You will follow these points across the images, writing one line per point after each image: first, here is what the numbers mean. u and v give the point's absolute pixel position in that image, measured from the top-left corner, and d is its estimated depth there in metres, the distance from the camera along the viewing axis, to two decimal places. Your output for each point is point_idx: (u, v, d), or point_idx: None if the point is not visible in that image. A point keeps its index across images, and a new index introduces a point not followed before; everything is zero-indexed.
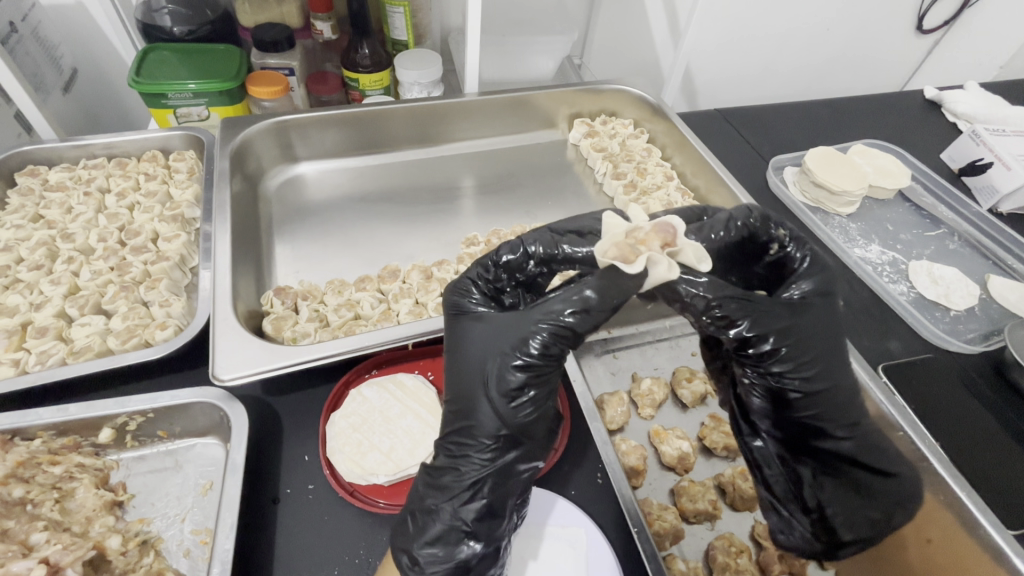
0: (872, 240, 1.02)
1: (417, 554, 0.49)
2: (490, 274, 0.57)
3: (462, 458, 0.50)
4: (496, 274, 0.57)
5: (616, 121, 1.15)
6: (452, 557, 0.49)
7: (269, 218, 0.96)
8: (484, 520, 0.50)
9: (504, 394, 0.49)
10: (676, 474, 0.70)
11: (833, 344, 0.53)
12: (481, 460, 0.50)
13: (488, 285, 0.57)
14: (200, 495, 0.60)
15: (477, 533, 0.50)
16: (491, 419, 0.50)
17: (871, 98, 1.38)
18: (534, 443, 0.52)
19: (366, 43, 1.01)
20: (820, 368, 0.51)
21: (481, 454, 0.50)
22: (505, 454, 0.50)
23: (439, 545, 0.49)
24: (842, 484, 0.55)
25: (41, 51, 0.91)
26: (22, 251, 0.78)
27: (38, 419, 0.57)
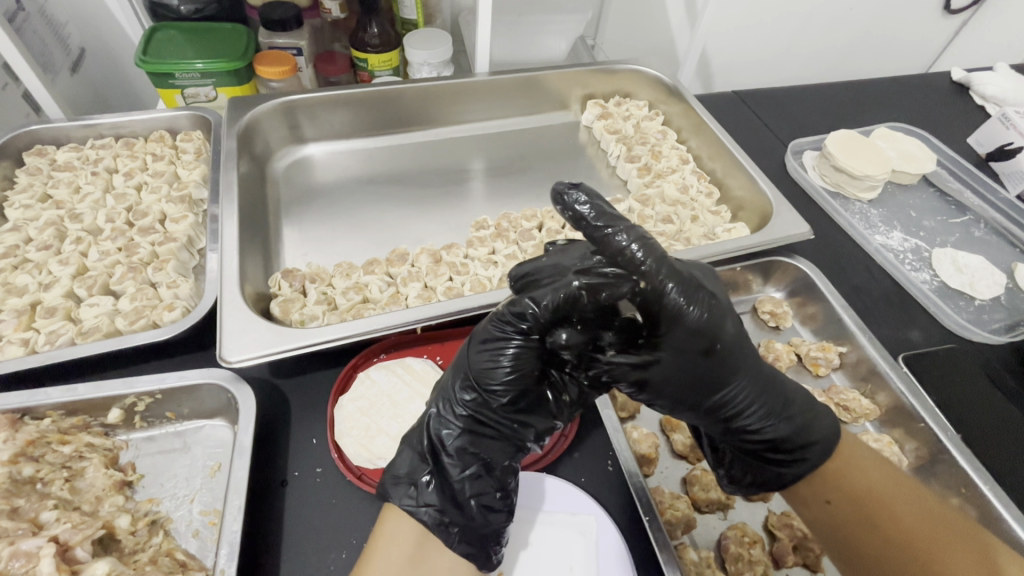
0: (893, 226, 0.99)
1: (390, 485, 0.50)
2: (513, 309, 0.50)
3: (439, 398, 0.53)
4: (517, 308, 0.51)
5: (630, 102, 1.12)
6: (419, 496, 0.49)
7: (277, 200, 0.95)
8: (455, 465, 0.50)
9: (481, 353, 0.52)
10: (689, 463, 0.68)
11: (729, 361, 0.51)
12: (457, 393, 0.52)
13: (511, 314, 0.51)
14: (208, 476, 0.60)
15: (449, 476, 0.50)
16: (469, 369, 0.52)
17: (896, 80, 1.33)
18: (499, 407, 0.52)
19: (375, 21, 0.99)
20: (734, 379, 0.52)
21: (460, 398, 0.52)
22: (482, 403, 0.52)
23: (407, 479, 0.50)
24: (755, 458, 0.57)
25: (47, 29, 0.90)
26: (30, 231, 0.77)
27: (48, 399, 0.58)
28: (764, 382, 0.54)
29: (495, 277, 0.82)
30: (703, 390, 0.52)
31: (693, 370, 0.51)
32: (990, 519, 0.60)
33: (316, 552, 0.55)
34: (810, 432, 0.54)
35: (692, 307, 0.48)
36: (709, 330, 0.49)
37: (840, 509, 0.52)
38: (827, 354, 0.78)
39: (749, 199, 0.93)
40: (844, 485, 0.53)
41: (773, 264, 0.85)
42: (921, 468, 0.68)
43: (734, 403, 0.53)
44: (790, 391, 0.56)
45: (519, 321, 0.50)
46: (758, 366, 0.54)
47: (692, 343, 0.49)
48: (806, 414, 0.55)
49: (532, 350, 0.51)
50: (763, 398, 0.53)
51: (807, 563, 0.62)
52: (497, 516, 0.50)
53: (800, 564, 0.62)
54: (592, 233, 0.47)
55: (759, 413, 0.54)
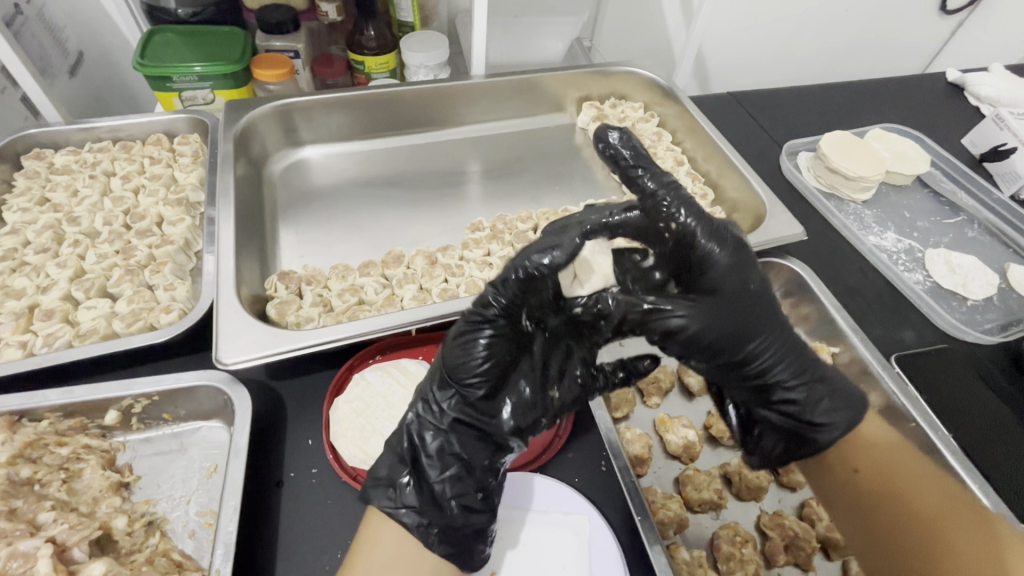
0: (887, 227, 0.99)
1: (370, 487, 0.51)
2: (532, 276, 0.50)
3: (419, 400, 0.54)
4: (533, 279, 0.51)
5: (626, 104, 1.12)
6: (399, 497, 0.49)
7: (274, 203, 0.96)
8: (436, 465, 0.51)
9: (455, 351, 0.52)
10: (682, 463, 0.69)
11: (758, 317, 0.53)
12: (436, 394, 0.53)
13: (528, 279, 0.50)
14: (204, 477, 0.61)
15: (428, 478, 0.51)
16: (445, 368, 0.53)
17: (891, 81, 1.34)
18: (479, 404, 0.52)
19: (371, 24, 0.99)
20: (765, 337, 0.53)
21: (438, 398, 0.53)
22: (462, 401, 0.52)
23: (387, 481, 0.51)
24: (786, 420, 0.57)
25: (45, 33, 0.90)
26: (29, 234, 0.78)
27: (45, 401, 0.58)
28: (790, 344, 0.55)
29: (490, 279, 0.82)
30: (737, 346, 0.52)
31: (736, 315, 0.51)
32: (979, 518, 0.61)
33: (311, 552, 0.56)
34: (828, 394, 0.56)
35: (724, 253, 0.50)
36: (741, 274, 0.51)
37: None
38: (820, 355, 0.78)
39: (743, 201, 0.93)
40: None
41: (767, 265, 0.85)
42: None
43: (771, 358, 0.54)
44: (813, 356, 0.58)
45: (485, 310, 0.51)
46: (786, 326, 0.55)
47: (722, 297, 0.51)
48: (826, 377, 0.58)
49: (508, 334, 0.52)
50: (792, 356, 0.55)
51: (799, 563, 0.62)
52: (478, 516, 0.51)
53: (792, 563, 0.63)
54: (625, 175, 0.51)
55: (791, 370, 0.55)
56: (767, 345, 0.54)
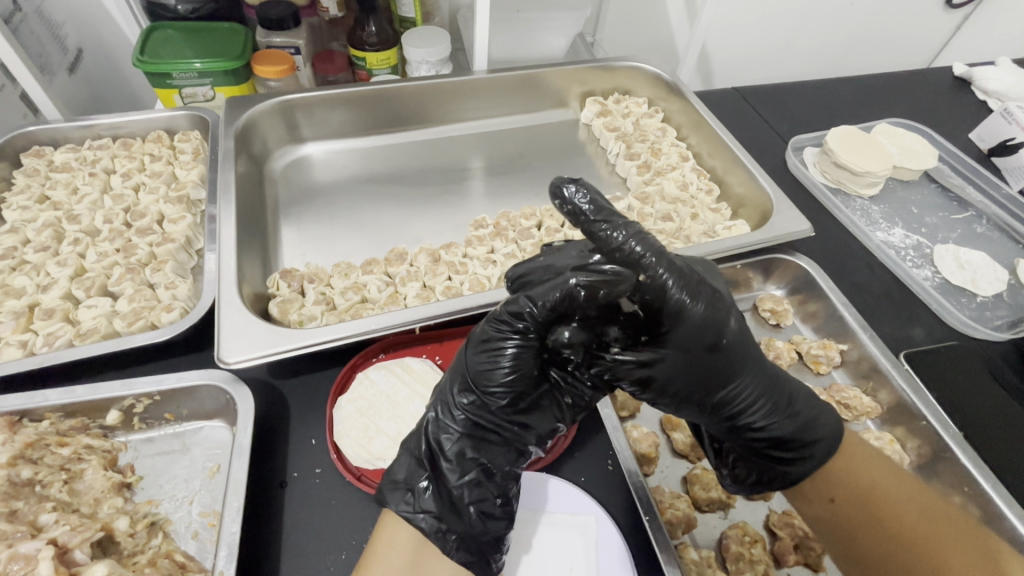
0: (895, 223, 0.98)
1: (387, 490, 0.50)
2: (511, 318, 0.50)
3: (438, 402, 0.53)
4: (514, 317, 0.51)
5: (630, 99, 1.11)
6: (417, 502, 0.49)
7: (276, 200, 0.95)
8: (455, 470, 0.50)
9: (478, 356, 0.51)
10: (689, 461, 0.68)
11: (733, 358, 0.52)
12: (456, 399, 0.52)
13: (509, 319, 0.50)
14: (207, 477, 0.60)
15: (447, 482, 0.49)
16: (467, 373, 0.52)
17: (897, 75, 1.32)
18: (498, 411, 0.51)
19: (373, 19, 0.98)
20: (737, 379, 0.52)
21: (457, 402, 0.52)
22: (480, 407, 0.51)
23: (404, 484, 0.50)
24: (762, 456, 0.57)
25: (44, 29, 0.89)
26: (28, 233, 0.77)
27: (46, 401, 0.58)
28: (768, 380, 0.54)
29: (494, 276, 0.81)
30: (708, 389, 0.52)
31: (700, 364, 0.51)
32: (992, 518, 0.60)
33: (316, 553, 0.55)
34: (811, 429, 0.54)
35: (695, 303, 0.49)
36: (711, 326, 0.49)
37: (844, 507, 0.53)
38: (828, 352, 0.77)
39: (749, 196, 0.92)
40: (845, 485, 0.53)
41: (773, 262, 0.84)
42: (923, 466, 0.67)
43: (741, 400, 0.53)
44: (794, 391, 0.56)
45: (516, 321, 0.50)
46: (761, 363, 0.54)
47: (699, 339, 0.50)
48: (809, 414, 0.55)
49: (534, 345, 0.51)
50: (765, 395, 0.54)
51: (808, 563, 0.62)
52: (497, 522, 0.50)
53: (802, 563, 0.62)
54: (586, 229, 0.49)
55: (763, 411, 0.54)
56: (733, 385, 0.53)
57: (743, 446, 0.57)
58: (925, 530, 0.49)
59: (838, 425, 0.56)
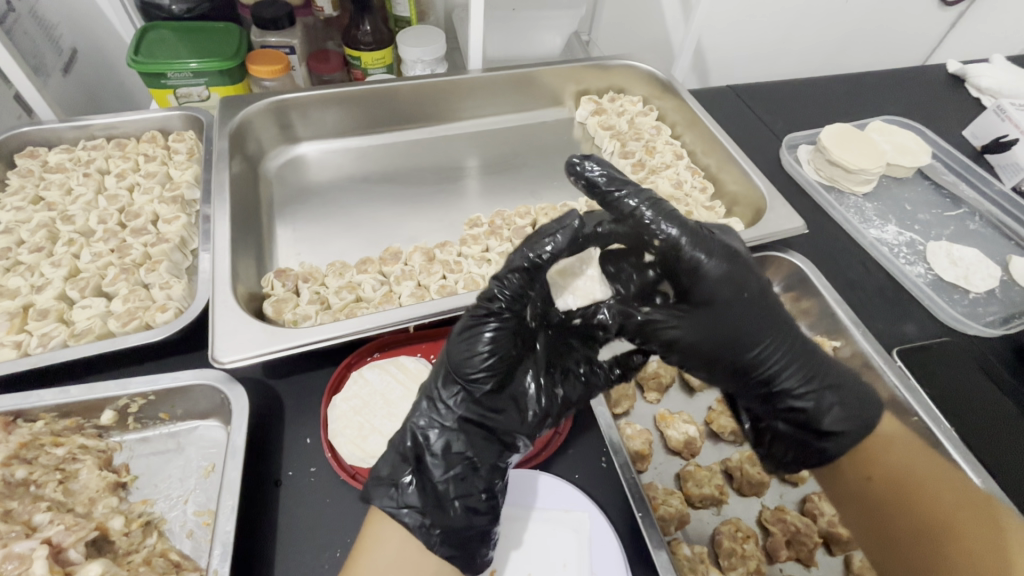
0: (888, 220, 0.98)
1: (371, 487, 0.50)
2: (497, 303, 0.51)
3: (423, 398, 0.53)
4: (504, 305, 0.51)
5: (625, 98, 1.11)
6: (400, 497, 0.49)
7: (270, 200, 0.95)
8: (440, 465, 0.51)
9: (459, 344, 0.51)
10: (683, 458, 0.68)
11: (760, 322, 0.55)
12: (444, 396, 0.52)
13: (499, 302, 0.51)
14: (202, 476, 0.60)
15: (431, 477, 0.50)
16: (450, 364, 0.52)
17: (892, 72, 1.33)
18: (482, 402, 0.52)
19: (368, 19, 0.98)
20: (768, 345, 0.55)
21: (442, 394, 0.52)
22: (466, 397, 0.52)
23: (389, 480, 0.50)
24: (795, 430, 0.58)
25: (37, 30, 0.89)
26: (22, 233, 0.77)
27: (40, 402, 0.58)
28: (799, 348, 0.57)
29: (488, 275, 0.81)
30: (740, 349, 0.54)
31: (728, 321, 0.53)
32: None
33: (309, 551, 0.55)
34: (845, 400, 0.57)
35: (711, 261, 0.51)
36: (733, 282, 0.52)
37: (881, 489, 0.57)
38: None
39: (743, 194, 0.92)
40: (883, 470, 0.57)
41: (767, 259, 0.84)
42: None
43: (768, 362, 0.55)
44: (823, 362, 0.58)
45: (491, 304, 0.51)
46: (789, 329, 0.56)
47: (722, 300, 0.52)
48: (834, 384, 0.57)
49: (512, 322, 0.51)
50: (798, 362, 0.56)
51: (801, 558, 0.62)
52: (480, 518, 0.50)
53: (794, 558, 0.62)
54: (604, 198, 0.53)
55: (797, 376, 0.56)
56: (757, 346, 0.55)
57: (778, 420, 0.59)
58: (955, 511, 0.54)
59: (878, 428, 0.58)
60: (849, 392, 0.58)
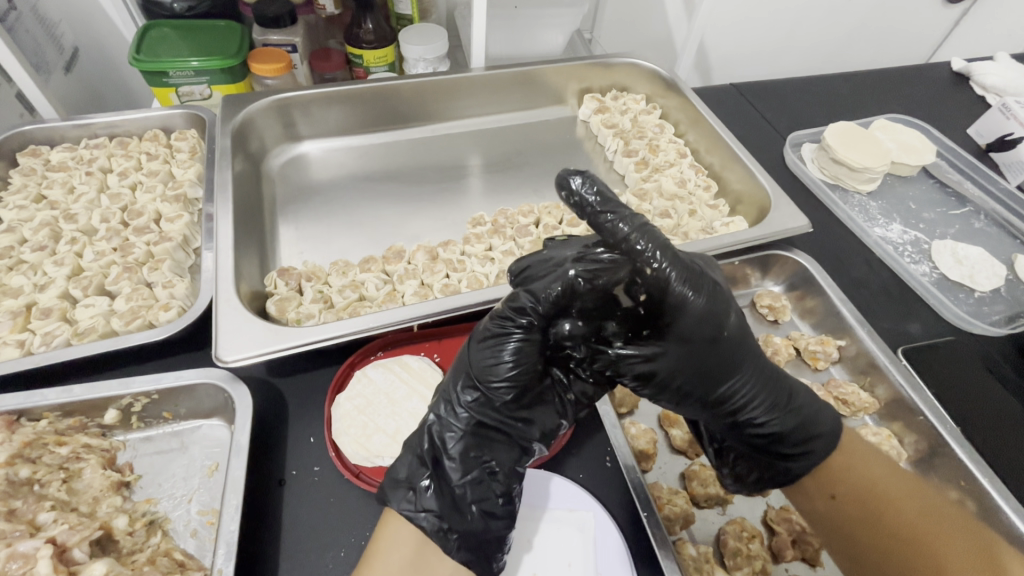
0: (893, 219, 0.98)
1: (389, 489, 0.50)
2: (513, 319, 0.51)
3: (442, 401, 0.53)
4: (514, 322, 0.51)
5: (627, 96, 1.11)
6: (418, 501, 0.49)
7: (273, 199, 0.95)
8: (457, 470, 0.50)
9: (482, 350, 0.52)
10: (687, 458, 0.68)
11: (731, 354, 0.52)
12: (463, 401, 0.52)
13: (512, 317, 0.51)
14: (206, 476, 0.60)
15: (449, 480, 0.49)
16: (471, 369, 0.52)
17: (896, 70, 1.32)
18: (501, 409, 0.52)
19: (370, 17, 0.98)
20: (736, 377, 0.53)
21: (460, 399, 0.52)
22: (483, 403, 0.51)
23: (406, 483, 0.50)
24: (758, 453, 0.57)
25: (39, 28, 0.89)
26: (25, 232, 0.77)
27: (43, 400, 0.58)
28: (767, 375, 0.55)
29: (492, 274, 0.81)
30: (710, 381, 0.53)
31: (701, 356, 0.51)
32: (987, 512, 0.60)
33: (314, 551, 0.55)
34: (811, 426, 0.54)
35: (697, 297, 0.49)
36: (711, 318, 0.50)
37: (844, 503, 0.53)
38: (825, 348, 0.77)
39: (747, 192, 0.92)
40: (847, 481, 0.53)
41: (771, 258, 0.84)
42: (921, 461, 0.68)
43: (737, 397, 0.53)
44: (794, 389, 0.56)
45: (518, 315, 0.51)
46: (758, 358, 0.54)
47: (699, 331, 0.50)
48: (805, 413, 0.55)
49: (536, 331, 0.51)
50: (766, 390, 0.54)
51: (806, 558, 0.62)
52: (498, 522, 0.50)
53: (799, 558, 0.62)
54: (594, 218, 0.47)
55: (763, 408, 0.54)
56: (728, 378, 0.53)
57: (743, 443, 0.57)
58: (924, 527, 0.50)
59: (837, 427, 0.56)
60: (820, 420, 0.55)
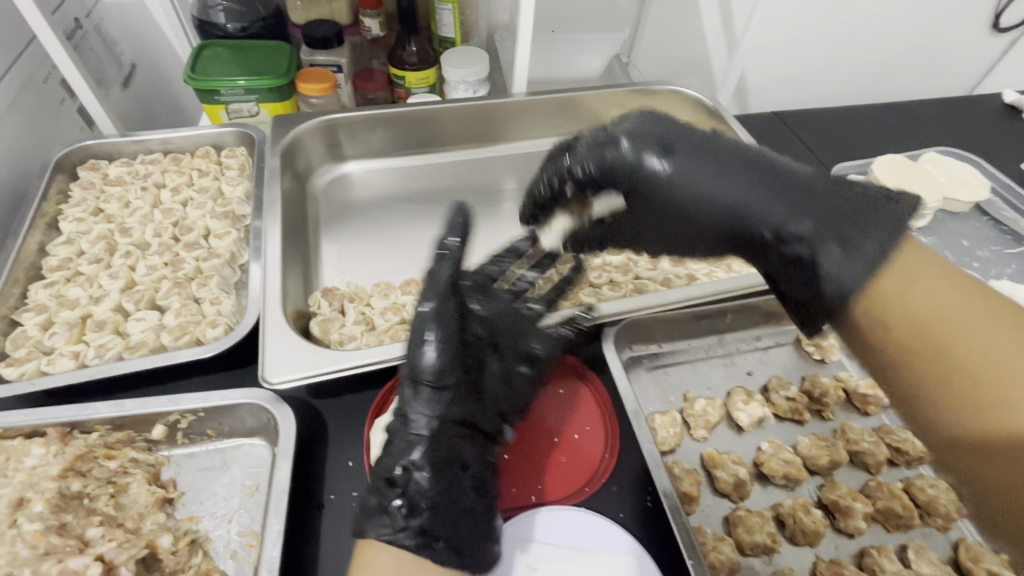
0: (944, 256, 0.95)
1: (362, 519, 0.50)
2: (448, 324, 0.54)
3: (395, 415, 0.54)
4: (450, 326, 0.54)
5: (668, 123, 1.11)
6: (397, 521, 0.49)
7: (317, 216, 0.97)
8: (427, 479, 0.51)
9: (425, 357, 0.53)
10: (731, 501, 0.65)
11: (708, 157, 0.55)
12: (420, 411, 0.54)
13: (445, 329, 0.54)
14: (246, 496, 0.60)
15: (420, 490, 0.51)
16: (417, 378, 0.54)
17: (944, 101, 1.29)
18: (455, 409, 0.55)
19: (414, 40, 1.01)
20: (703, 155, 0.55)
21: (414, 410, 0.54)
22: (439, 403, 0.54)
23: (379, 509, 0.50)
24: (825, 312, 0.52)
25: (101, 45, 0.94)
26: (82, 245, 0.79)
27: (95, 414, 0.59)
28: (757, 163, 0.55)
29: None
30: (708, 189, 0.55)
31: (663, 186, 0.56)
32: None
33: None
34: (838, 223, 0.51)
35: (628, 142, 0.56)
36: (645, 136, 0.56)
37: (900, 335, 0.47)
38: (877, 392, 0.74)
39: None
40: (897, 312, 0.47)
41: None
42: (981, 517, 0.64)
43: (769, 211, 0.53)
44: (817, 182, 0.54)
45: (450, 323, 0.54)
46: (749, 153, 0.56)
47: (633, 173, 0.57)
48: (841, 211, 0.51)
49: (459, 315, 0.55)
50: (772, 185, 0.54)
51: None
52: (475, 516, 0.53)
53: None
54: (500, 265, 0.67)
55: (787, 203, 0.53)
56: (716, 184, 0.55)
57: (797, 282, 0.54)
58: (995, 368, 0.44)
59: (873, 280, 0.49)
60: (850, 215, 0.51)
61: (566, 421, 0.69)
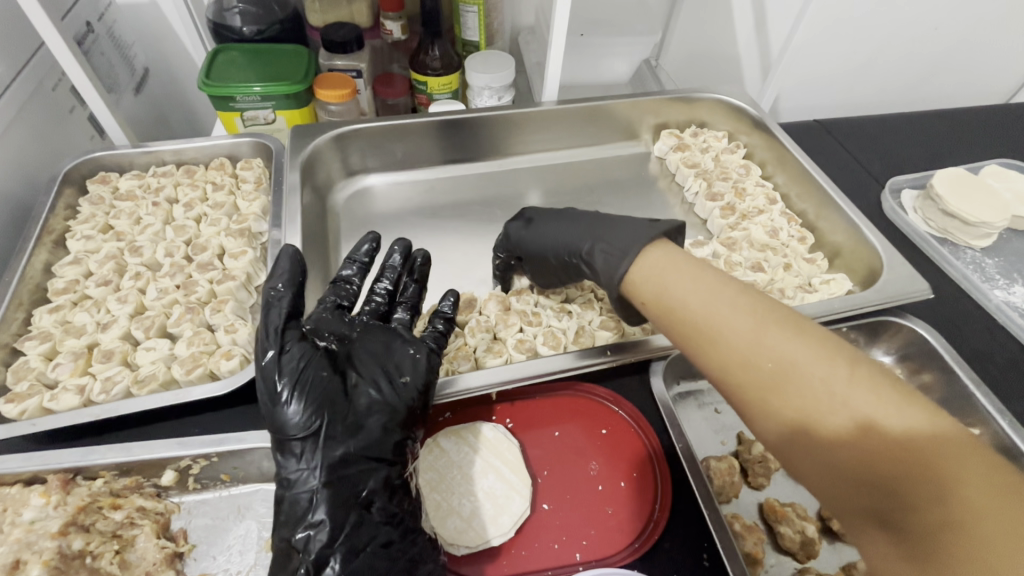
0: (1014, 280, 0.87)
1: None
2: (279, 369, 0.52)
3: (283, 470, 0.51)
4: (280, 368, 0.52)
5: (708, 132, 1.04)
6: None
7: (337, 232, 0.91)
8: (327, 527, 0.48)
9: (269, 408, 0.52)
10: (797, 561, 0.59)
11: (579, 219, 0.71)
12: (295, 462, 0.51)
13: (288, 370, 0.52)
14: (262, 550, 0.55)
15: (324, 540, 0.48)
16: (280, 431, 0.51)
17: (1001, 108, 1.21)
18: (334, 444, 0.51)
19: (437, 44, 0.95)
20: (544, 223, 0.73)
21: (284, 462, 0.51)
22: (312, 447, 0.51)
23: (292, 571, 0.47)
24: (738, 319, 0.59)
25: (114, 50, 0.90)
26: (90, 265, 0.75)
27: (100, 459, 0.53)
28: (589, 222, 0.70)
29: (571, 330, 0.74)
30: (576, 244, 0.69)
31: (546, 236, 0.72)
32: None
33: None
34: (612, 247, 0.64)
35: (520, 219, 0.77)
36: (542, 212, 0.76)
37: (738, 375, 0.49)
38: None
39: (849, 246, 0.84)
40: (719, 337, 0.50)
41: (881, 325, 0.75)
42: None
43: (579, 239, 0.69)
44: (616, 227, 0.67)
45: (271, 362, 0.53)
46: (584, 216, 0.72)
47: (531, 225, 0.75)
48: (610, 229, 0.67)
49: (309, 356, 0.54)
50: (592, 233, 0.68)
51: None
52: (399, 548, 0.50)
53: None
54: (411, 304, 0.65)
55: (592, 245, 0.66)
56: (547, 231, 0.72)
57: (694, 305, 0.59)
58: (803, 407, 0.45)
59: (623, 274, 0.61)
60: (624, 231, 0.65)
61: (611, 467, 0.63)
